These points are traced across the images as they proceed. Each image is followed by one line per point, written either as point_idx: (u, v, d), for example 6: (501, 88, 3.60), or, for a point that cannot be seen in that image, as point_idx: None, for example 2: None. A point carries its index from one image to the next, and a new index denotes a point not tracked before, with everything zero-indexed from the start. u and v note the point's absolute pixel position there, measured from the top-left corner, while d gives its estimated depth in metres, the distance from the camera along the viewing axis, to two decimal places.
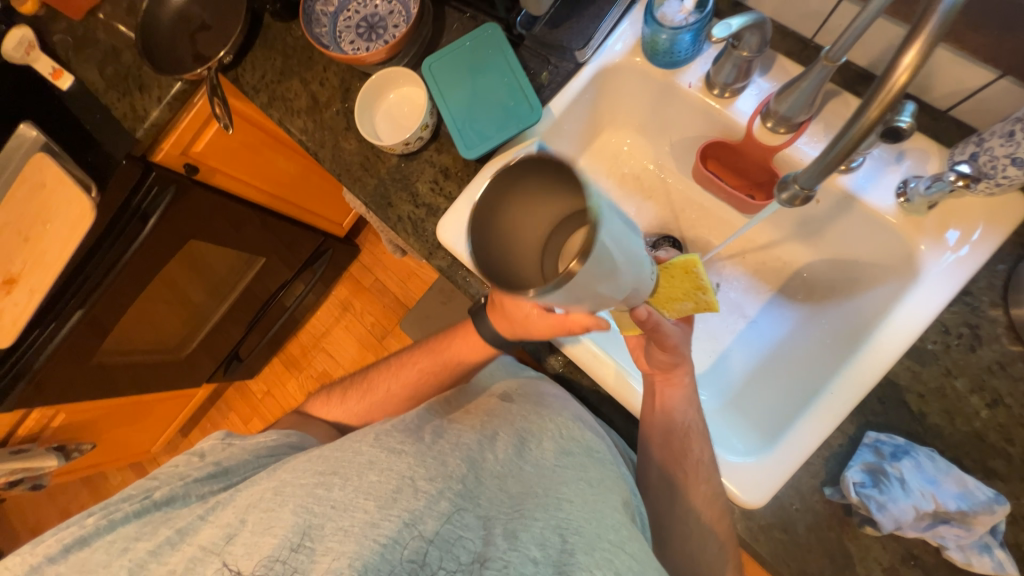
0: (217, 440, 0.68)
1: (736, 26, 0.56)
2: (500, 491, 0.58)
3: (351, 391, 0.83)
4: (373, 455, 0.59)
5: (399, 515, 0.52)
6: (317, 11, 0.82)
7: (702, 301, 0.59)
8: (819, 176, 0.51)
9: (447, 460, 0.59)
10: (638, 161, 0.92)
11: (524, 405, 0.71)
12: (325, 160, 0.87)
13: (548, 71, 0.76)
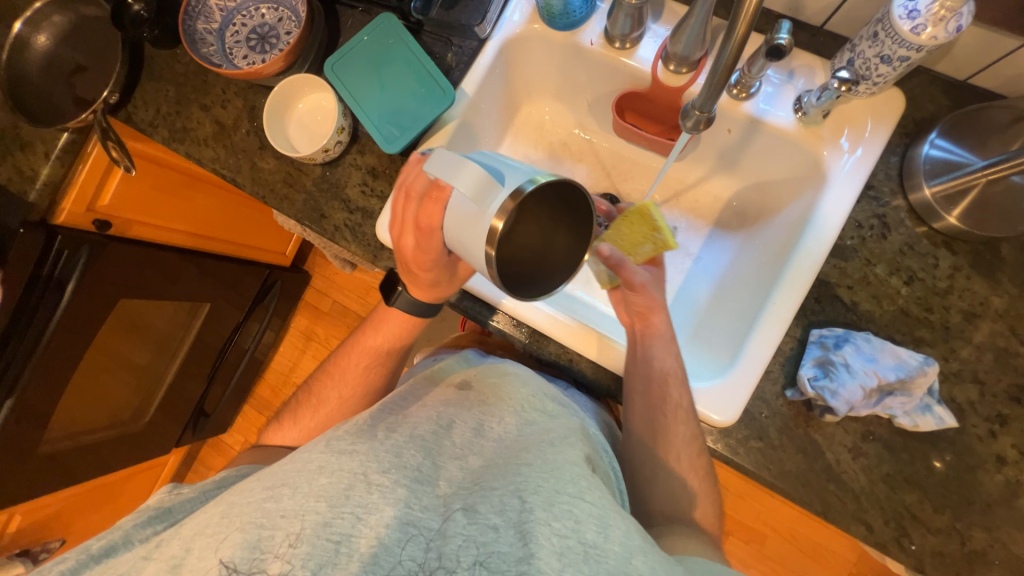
0: (164, 492, 0.65)
1: None
2: (456, 464, 0.62)
3: (302, 412, 0.85)
4: (321, 460, 0.60)
5: (352, 509, 0.54)
6: (199, 29, 0.76)
7: (659, 240, 0.69)
8: (711, 99, 0.55)
9: (402, 449, 0.62)
10: (561, 127, 0.94)
11: (483, 392, 0.74)
12: (245, 182, 0.83)
13: (453, 52, 0.76)
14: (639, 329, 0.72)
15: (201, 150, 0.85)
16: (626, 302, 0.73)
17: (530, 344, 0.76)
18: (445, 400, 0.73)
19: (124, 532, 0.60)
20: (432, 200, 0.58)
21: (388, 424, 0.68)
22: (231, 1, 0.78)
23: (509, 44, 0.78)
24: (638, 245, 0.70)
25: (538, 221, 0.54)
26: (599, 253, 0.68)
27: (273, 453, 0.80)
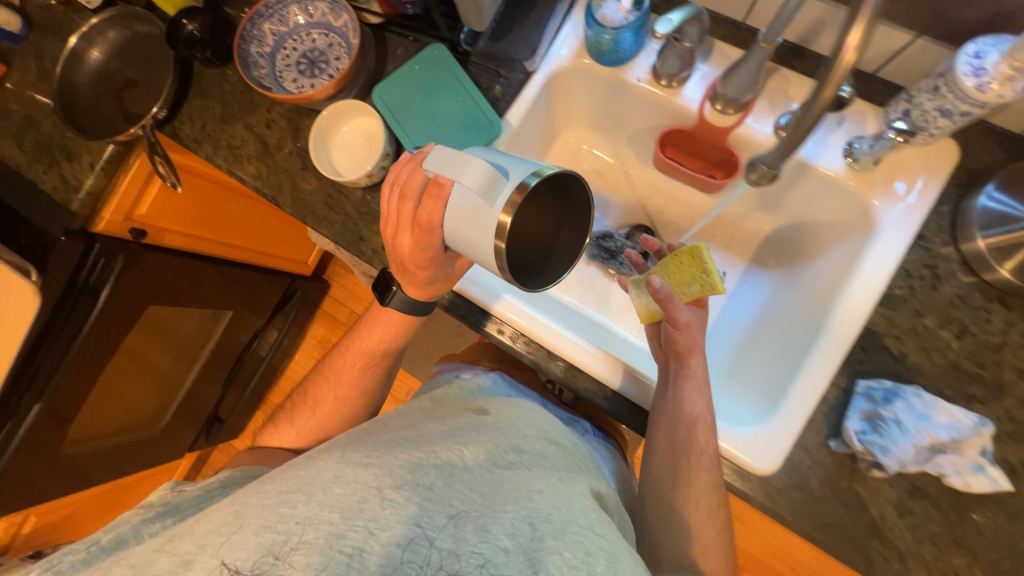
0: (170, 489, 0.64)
1: (677, 20, 0.58)
2: (463, 484, 0.55)
3: (299, 414, 0.84)
4: (338, 470, 0.56)
5: (365, 519, 0.50)
6: (251, 53, 0.78)
7: (706, 282, 0.71)
8: (783, 156, 0.58)
9: (416, 459, 0.57)
10: (597, 157, 0.94)
11: (500, 418, 0.69)
12: (285, 202, 0.83)
13: (500, 83, 0.77)
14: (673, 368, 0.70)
15: (242, 167, 0.86)
16: (665, 337, 0.70)
17: (565, 378, 0.75)
18: (458, 419, 0.67)
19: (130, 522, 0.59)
20: (431, 197, 0.57)
21: (407, 440, 0.61)
22: (284, 26, 0.79)
23: (554, 77, 0.78)
24: (685, 284, 0.74)
25: (546, 217, 0.54)
26: (650, 285, 0.64)
27: (274, 457, 0.79)
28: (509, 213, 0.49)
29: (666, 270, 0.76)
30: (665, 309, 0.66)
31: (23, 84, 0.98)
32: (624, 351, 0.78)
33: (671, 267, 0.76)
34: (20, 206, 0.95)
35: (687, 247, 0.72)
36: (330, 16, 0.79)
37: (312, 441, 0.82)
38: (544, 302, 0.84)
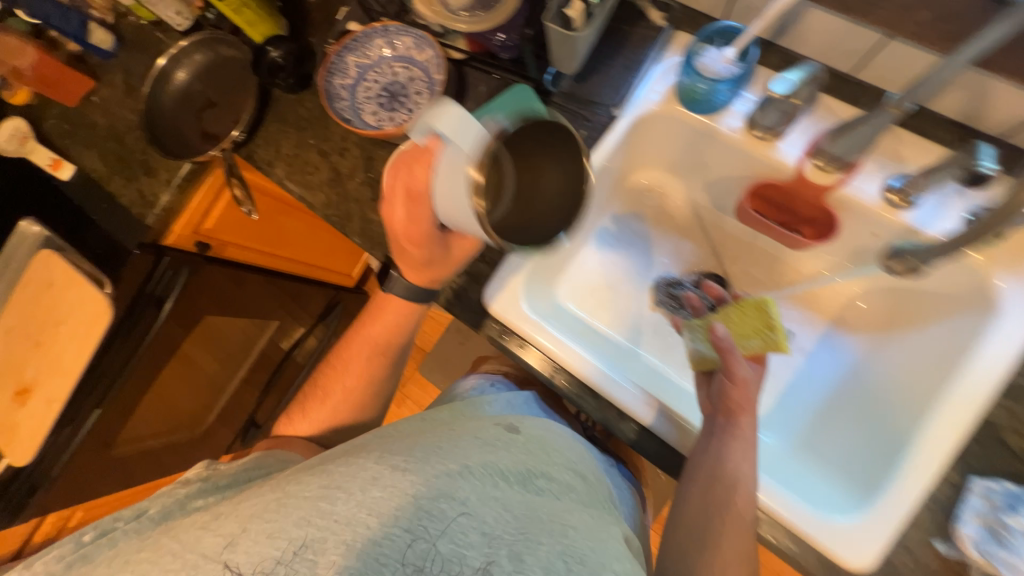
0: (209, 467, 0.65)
1: (794, 79, 0.61)
2: (496, 502, 0.53)
3: (320, 404, 0.81)
4: (376, 471, 0.52)
5: (405, 529, 0.48)
6: (335, 85, 0.78)
7: (770, 339, 0.66)
8: (938, 254, 0.59)
9: (455, 470, 0.54)
10: (669, 199, 0.90)
11: (531, 438, 0.65)
12: (353, 233, 0.83)
13: (584, 127, 0.75)
14: (721, 419, 0.65)
15: (313, 194, 0.86)
16: (716, 390, 0.67)
17: (636, 443, 0.73)
18: (488, 431, 0.62)
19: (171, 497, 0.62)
20: (421, 164, 0.63)
21: (442, 449, 0.56)
22: (368, 58, 0.79)
23: (639, 121, 0.75)
24: (746, 337, 0.69)
25: (541, 161, 0.50)
26: (713, 331, 0.65)
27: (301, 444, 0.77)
28: (479, 166, 0.48)
29: (727, 318, 0.71)
30: (722, 360, 0.64)
31: (111, 98, 1.01)
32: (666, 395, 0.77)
33: (731, 318, 0.71)
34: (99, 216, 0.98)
35: (753, 298, 0.69)
36: (414, 49, 0.78)
37: (340, 425, 0.82)
38: (603, 349, 0.82)
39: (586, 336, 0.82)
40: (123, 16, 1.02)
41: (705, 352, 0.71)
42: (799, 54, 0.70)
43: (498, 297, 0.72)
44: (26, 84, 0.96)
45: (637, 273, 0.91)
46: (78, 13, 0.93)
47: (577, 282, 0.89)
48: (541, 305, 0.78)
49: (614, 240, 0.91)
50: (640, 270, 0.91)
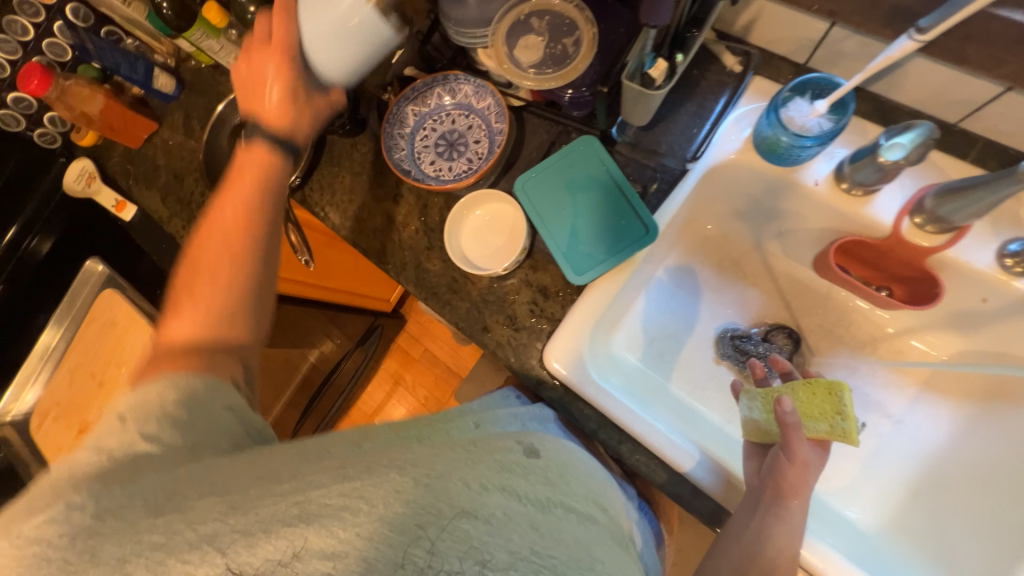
0: (167, 399, 0.42)
1: (912, 143, 0.58)
2: (522, 521, 0.38)
3: (185, 302, 0.52)
4: (372, 471, 0.37)
5: (402, 552, 0.32)
6: (394, 136, 0.78)
7: (838, 427, 0.58)
8: None
9: (477, 480, 0.40)
10: (733, 245, 0.85)
11: (554, 464, 0.50)
12: (408, 282, 0.81)
13: (655, 180, 0.70)
14: (768, 497, 0.58)
15: (367, 241, 0.85)
16: (768, 466, 0.60)
17: (712, 518, 0.68)
18: (509, 451, 0.47)
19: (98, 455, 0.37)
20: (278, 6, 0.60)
21: (461, 450, 0.44)
22: (426, 106, 0.78)
23: (711, 171, 0.71)
24: (811, 418, 0.61)
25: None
26: (777, 404, 0.58)
27: (147, 384, 0.44)
28: None
29: (794, 393, 0.63)
30: (782, 436, 0.58)
31: (170, 138, 1.03)
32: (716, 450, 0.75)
33: (798, 396, 0.63)
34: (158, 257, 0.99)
35: (826, 378, 0.60)
36: (473, 97, 0.77)
37: (237, 331, 0.53)
38: (665, 409, 0.79)
39: (647, 394, 0.79)
40: (184, 60, 1.04)
41: (763, 424, 0.64)
42: (891, 101, 0.65)
43: (561, 358, 0.69)
44: (94, 128, 0.98)
45: (700, 325, 0.86)
46: (144, 60, 0.96)
47: (638, 331, 0.83)
48: (602, 365, 0.74)
49: (676, 287, 0.86)
50: (703, 320, 0.86)
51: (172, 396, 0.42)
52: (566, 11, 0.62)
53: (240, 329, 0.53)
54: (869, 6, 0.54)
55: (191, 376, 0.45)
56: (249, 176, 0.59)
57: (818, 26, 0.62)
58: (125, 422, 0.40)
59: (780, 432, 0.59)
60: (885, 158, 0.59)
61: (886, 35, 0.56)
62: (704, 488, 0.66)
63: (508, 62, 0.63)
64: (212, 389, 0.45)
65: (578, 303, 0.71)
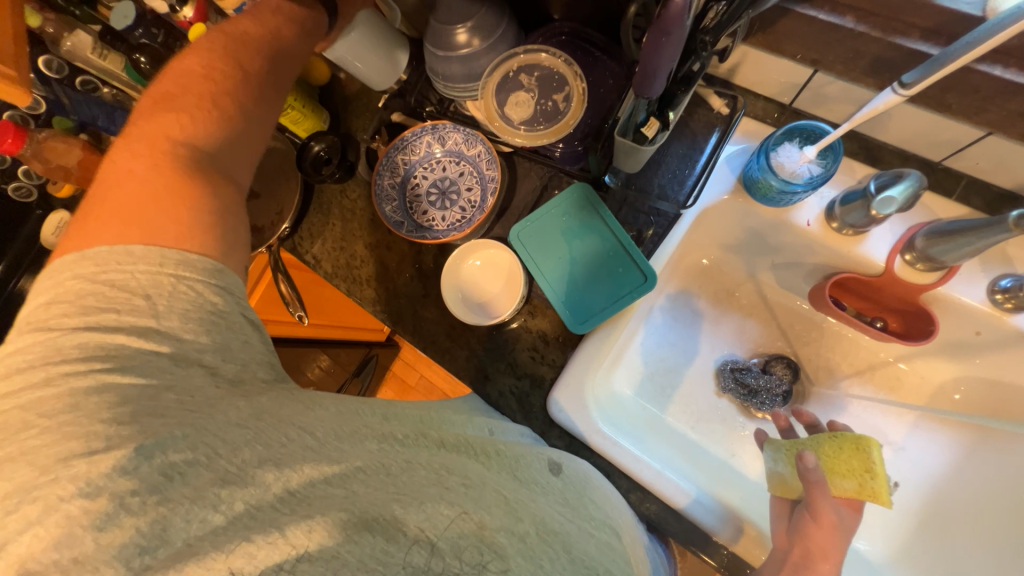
0: (207, 287, 0.43)
1: (901, 195, 0.58)
2: (553, 537, 0.45)
3: (182, 100, 0.50)
4: (438, 487, 0.44)
5: (463, 551, 0.40)
6: (385, 185, 0.77)
7: (868, 485, 0.59)
8: None
9: (511, 498, 0.47)
10: (729, 277, 0.85)
11: (572, 484, 0.55)
12: (405, 331, 0.79)
13: (651, 225, 0.71)
14: (795, 556, 0.58)
15: (361, 289, 0.82)
16: (794, 525, 0.61)
17: (727, 565, 0.68)
18: (532, 461, 0.54)
19: (149, 363, 0.40)
20: None
21: (491, 457, 0.52)
22: (416, 154, 0.78)
23: (703, 212, 0.72)
24: (838, 475, 0.62)
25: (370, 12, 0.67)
26: (800, 459, 0.61)
27: (171, 220, 0.43)
28: None
29: (820, 447, 0.65)
30: (808, 494, 0.60)
31: None
32: (724, 488, 0.75)
33: (824, 450, 0.64)
34: None
35: (852, 434, 0.62)
36: (463, 145, 0.76)
37: (236, 176, 0.52)
38: (669, 445, 0.78)
39: (649, 431, 0.78)
40: None
41: (788, 478, 0.67)
42: (877, 140, 0.66)
43: (565, 406, 0.69)
44: (71, 181, 0.92)
45: (699, 356, 0.85)
46: (123, 111, 0.94)
47: (637, 366, 0.83)
48: (605, 407, 0.73)
49: (674, 318, 0.86)
50: (703, 352, 0.86)
51: (199, 275, 0.43)
52: (556, 65, 0.67)
53: (238, 175, 0.53)
54: (852, 57, 0.55)
55: (211, 226, 0.46)
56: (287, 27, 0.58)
57: (803, 71, 0.62)
58: (160, 270, 0.42)
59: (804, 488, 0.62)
60: (875, 212, 0.60)
61: (869, 83, 0.57)
62: (716, 536, 0.65)
63: (500, 119, 0.69)
64: (225, 252, 0.46)
65: (579, 352, 0.71)
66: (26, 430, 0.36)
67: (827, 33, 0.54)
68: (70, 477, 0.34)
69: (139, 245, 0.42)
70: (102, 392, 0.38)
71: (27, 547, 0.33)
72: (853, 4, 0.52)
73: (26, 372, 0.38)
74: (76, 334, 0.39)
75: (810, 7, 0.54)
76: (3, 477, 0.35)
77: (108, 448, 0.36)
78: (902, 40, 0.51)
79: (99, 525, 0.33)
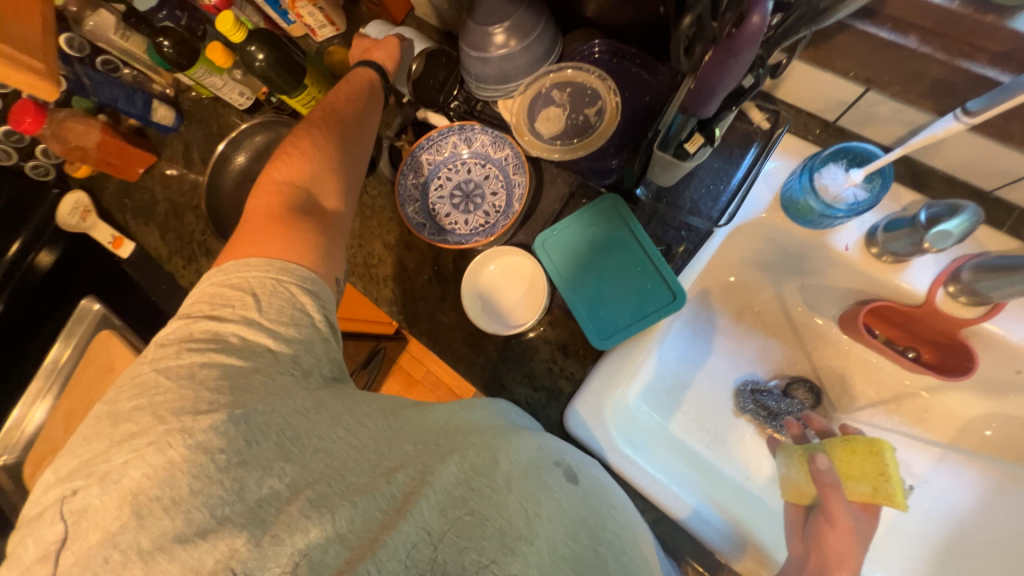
0: (299, 290, 0.48)
1: (957, 230, 0.56)
2: (566, 562, 0.41)
3: (295, 149, 0.58)
4: (465, 486, 0.43)
5: (480, 552, 0.39)
6: (408, 185, 0.75)
7: (882, 489, 0.59)
8: None
9: (533, 509, 0.44)
10: (754, 295, 0.83)
11: (592, 492, 0.50)
12: (421, 335, 0.77)
13: (684, 242, 0.68)
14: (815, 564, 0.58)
15: (378, 288, 0.80)
16: (810, 532, 0.61)
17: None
18: (554, 464, 0.50)
19: (251, 349, 0.45)
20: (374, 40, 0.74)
21: (504, 462, 0.46)
22: (441, 155, 0.76)
23: (735, 230, 0.70)
24: (852, 479, 0.62)
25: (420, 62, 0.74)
26: (812, 462, 0.64)
27: (283, 240, 0.50)
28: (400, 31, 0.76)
29: (832, 450, 0.65)
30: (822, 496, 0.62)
31: (170, 171, 0.96)
32: (744, 506, 0.74)
33: (835, 454, 0.64)
34: (159, 298, 0.95)
35: (865, 437, 0.62)
36: (489, 147, 0.74)
37: (334, 205, 0.58)
38: (686, 465, 0.76)
39: (665, 449, 0.76)
40: (184, 91, 0.98)
41: (801, 482, 0.67)
42: (924, 165, 0.63)
43: (585, 419, 0.67)
44: (87, 163, 0.91)
45: (718, 375, 0.83)
46: (144, 93, 0.91)
47: (658, 382, 0.80)
48: (623, 422, 0.72)
49: (695, 333, 0.83)
50: (724, 370, 0.84)
51: (294, 279, 0.48)
52: (589, 81, 0.67)
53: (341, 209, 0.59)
54: (910, 78, 0.52)
55: (310, 242, 0.52)
56: (360, 88, 0.66)
57: (853, 90, 0.59)
58: (267, 274, 0.47)
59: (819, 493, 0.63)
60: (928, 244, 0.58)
61: (926, 106, 0.54)
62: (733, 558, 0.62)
63: (529, 132, 0.69)
64: (318, 262, 0.52)
65: (598, 367, 0.69)
66: (156, 388, 0.41)
67: (886, 52, 0.51)
68: (179, 429, 0.39)
69: (254, 255, 0.48)
70: (209, 366, 0.43)
71: (136, 482, 0.38)
72: (917, 23, 0.49)
73: (167, 346, 0.44)
74: (204, 323, 0.45)
75: (870, 24, 0.51)
76: (129, 420, 0.40)
77: (209, 410, 0.40)
78: (967, 64, 0.48)
79: (195, 473, 0.38)
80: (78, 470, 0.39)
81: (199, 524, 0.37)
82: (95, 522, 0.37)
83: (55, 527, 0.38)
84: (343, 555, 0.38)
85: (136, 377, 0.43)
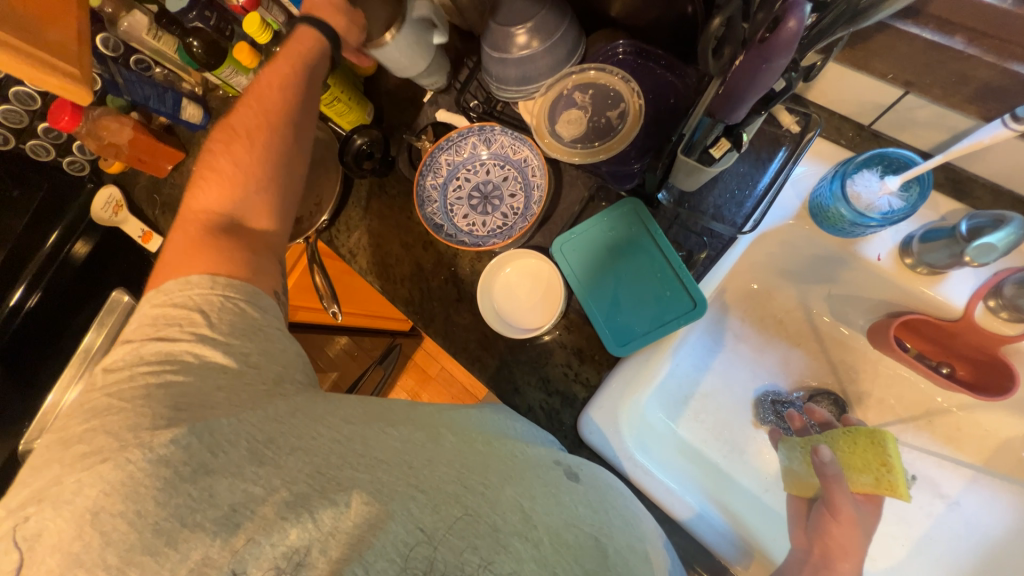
0: (244, 303, 0.50)
1: (1003, 243, 0.54)
2: (568, 551, 0.42)
3: (223, 173, 0.58)
4: (455, 487, 0.42)
5: (477, 551, 0.39)
6: (427, 186, 0.75)
7: (884, 479, 0.57)
8: None
9: (528, 504, 0.44)
10: (777, 303, 0.80)
11: (593, 489, 0.51)
12: (436, 335, 0.77)
13: (706, 248, 0.66)
14: (816, 557, 0.57)
15: (394, 288, 0.80)
16: (814, 525, 0.60)
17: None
18: (543, 467, 0.50)
19: (201, 367, 0.45)
20: None
21: (496, 466, 0.47)
22: (460, 155, 0.76)
23: (760, 236, 0.68)
24: (854, 470, 0.60)
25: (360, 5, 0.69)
26: (815, 453, 0.59)
27: (208, 259, 0.51)
28: None
29: (835, 443, 0.62)
30: (824, 488, 0.58)
31: None
32: (755, 515, 0.73)
33: (839, 445, 0.62)
34: None
35: (866, 428, 0.60)
36: (509, 149, 0.74)
37: (267, 222, 0.59)
38: (700, 473, 0.74)
39: (680, 458, 0.74)
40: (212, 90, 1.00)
41: (803, 475, 0.65)
42: (967, 172, 0.60)
43: (600, 423, 0.66)
44: (119, 160, 0.93)
45: (737, 384, 0.81)
46: (174, 92, 0.93)
47: (676, 389, 0.78)
48: (639, 429, 0.70)
49: (716, 340, 0.81)
50: (744, 380, 0.81)
51: (240, 294, 0.50)
52: (613, 82, 0.66)
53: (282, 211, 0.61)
54: (955, 81, 0.50)
55: (239, 257, 0.53)
56: (288, 71, 0.62)
57: (891, 93, 0.57)
58: (211, 290, 0.49)
59: (821, 484, 0.59)
60: (973, 262, 0.56)
61: (972, 111, 0.51)
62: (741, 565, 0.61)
63: (549, 135, 0.68)
64: (253, 275, 0.53)
65: (614, 373, 0.68)
66: (108, 410, 0.41)
67: (930, 53, 0.49)
68: (137, 444, 0.38)
69: (197, 273, 0.50)
70: (163, 386, 0.43)
71: (93, 500, 0.37)
72: (964, 24, 0.46)
73: (117, 371, 0.45)
74: (152, 346, 0.46)
75: (913, 25, 0.48)
76: (82, 441, 0.39)
77: (166, 426, 0.40)
78: (1020, 67, 0.45)
79: (160, 486, 0.37)
80: (41, 490, 0.38)
81: (166, 533, 0.36)
82: (78, 515, 0.37)
83: (7, 557, 0.36)
84: (329, 554, 0.37)
85: (90, 402, 0.43)
